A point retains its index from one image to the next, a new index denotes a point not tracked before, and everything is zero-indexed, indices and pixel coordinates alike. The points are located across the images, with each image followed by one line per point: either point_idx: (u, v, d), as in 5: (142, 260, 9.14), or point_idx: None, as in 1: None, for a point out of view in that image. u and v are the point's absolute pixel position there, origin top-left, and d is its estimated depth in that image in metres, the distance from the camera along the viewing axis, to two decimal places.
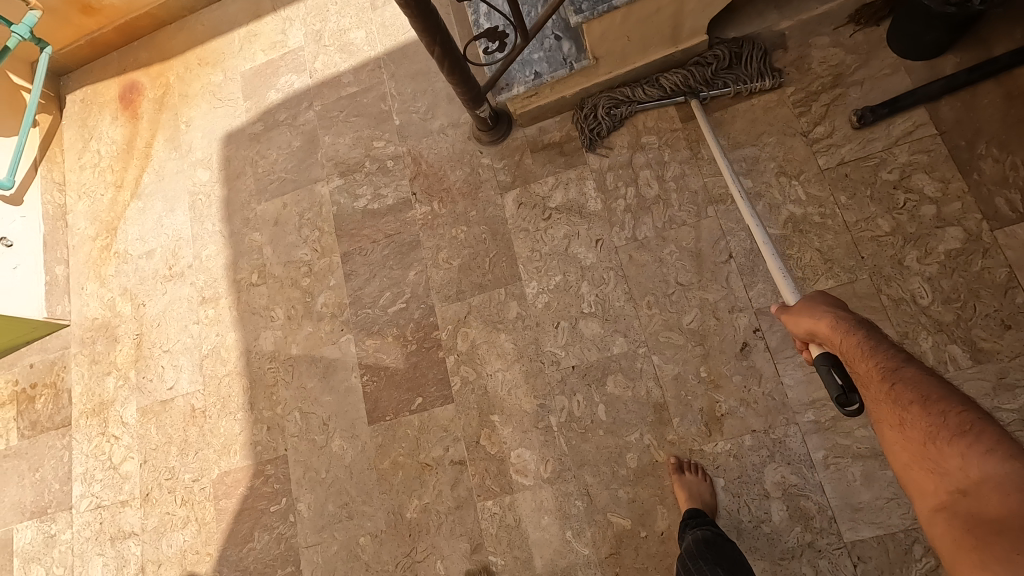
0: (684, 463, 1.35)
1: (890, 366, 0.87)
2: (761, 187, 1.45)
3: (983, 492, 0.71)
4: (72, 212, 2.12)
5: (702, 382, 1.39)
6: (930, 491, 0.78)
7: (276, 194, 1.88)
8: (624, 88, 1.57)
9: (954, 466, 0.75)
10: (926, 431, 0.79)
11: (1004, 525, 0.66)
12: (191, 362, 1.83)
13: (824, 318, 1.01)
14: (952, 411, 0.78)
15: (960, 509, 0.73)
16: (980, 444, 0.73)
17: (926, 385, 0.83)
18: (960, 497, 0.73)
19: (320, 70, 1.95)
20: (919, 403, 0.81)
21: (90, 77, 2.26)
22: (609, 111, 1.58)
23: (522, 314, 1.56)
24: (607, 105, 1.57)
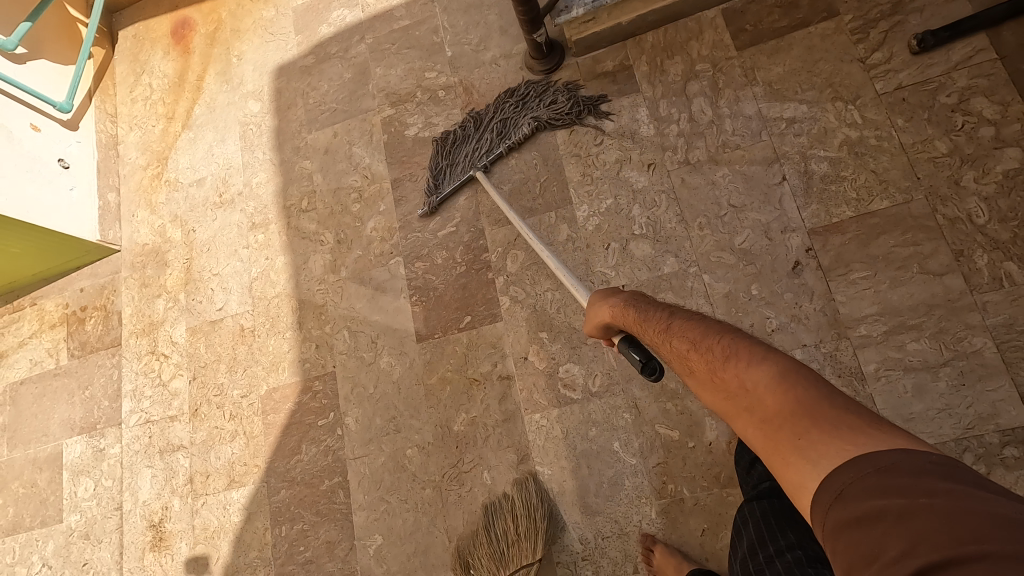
0: None
1: (666, 321, 0.91)
2: (816, 112, 1.47)
3: (763, 400, 0.73)
4: (123, 142, 2.17)
5: (753, 299, 1.40)
6: (729, 422, 0.78)
7: (327, 123, 1.92)
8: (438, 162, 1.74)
9: (735, 388, 0.76)
10: (709, 366, 0.80)
11: (795, 421, 0.69)
12: (240, 284, 1.87)
13: (613, 307, 1.04)
14: (717, 338, 0.82)
15: (756, 424, 0.73)
16: (745, 358, 0.76)
17: (694, 329, 0.85)
18: (750, 416, 0.74)
19: (372, 5, 1.99)
20: (692, 344, 0.84)
21: (143, 14, 2.30)
22: (437, 184, 1.72)
23: (572, 236, 1.58)
24: (433, 181, 1.72)
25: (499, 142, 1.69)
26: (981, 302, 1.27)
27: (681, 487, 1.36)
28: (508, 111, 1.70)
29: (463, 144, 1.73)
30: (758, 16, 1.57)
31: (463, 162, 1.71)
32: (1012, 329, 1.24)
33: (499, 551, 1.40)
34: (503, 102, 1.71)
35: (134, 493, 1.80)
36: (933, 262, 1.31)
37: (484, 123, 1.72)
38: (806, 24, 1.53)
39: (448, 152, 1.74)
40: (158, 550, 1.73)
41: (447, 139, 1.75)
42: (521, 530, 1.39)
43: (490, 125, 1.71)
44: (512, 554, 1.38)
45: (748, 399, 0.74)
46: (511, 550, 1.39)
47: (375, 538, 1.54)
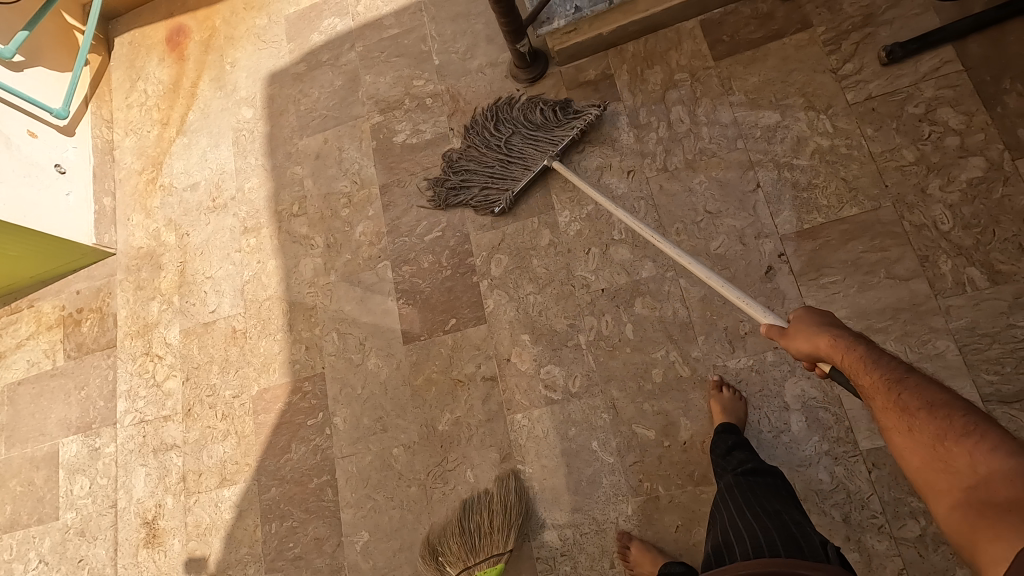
0: (724, 382, 1.40)
1: (882, 367, 0.86)
2: (789, 121, 1.51)
3: (993, 484, 0.67)
4: (119, 147, 2.21)
5: (727, 303, 1.45)
6: (936, 496, 0.74)
7: (318, 130, 1.96)
8: (474, 182, 1.70)
9: (962, 465, 0.72)
10: (933, 434, 0.76)
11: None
12: (232, 287, 1.91)
13: (815, 336, 0.99)
14: (956, 409, 0.76)
15: (973, 504, 0.69)
16: (982, 439, 0.71)
17: (925, 390, 0.80)
18: (969, 495, 0.70)
19: (362, 14, 2.03)
20: (919, 404, 0.79)
21: (139, 21, 2.35)
22: (493, 195, 1.67)
23: (554, 240, 1.62)
24: (489, 196, 1.68)
25: (524, 151, 1.66)
26: (944, 307, 1.31)
27: (657, 485, 1.40)
28: (512, 123, 1.68)
29: (477, 166, 1.70)
30: (735, 27, 1.62)
31: (502, 169, 1.68)
32: (974, 332, 1.28)
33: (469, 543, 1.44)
34: (499, 117, 1.71)
35: (129, 490, 1.84)
36: (899, 268, 1.36)
37: (490, 141, 1.69)
38: (781, 35, 1.57)
39: (458, 182, 1.72)
40: (151, 546, 1.77)
41: (455, 168, 1.73)
42: (496, 525, 1.42)
43: (494, 142, 1.69)
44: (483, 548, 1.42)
45: (976, 479, 0.69)
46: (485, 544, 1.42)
47: (361, 534, 1.59)
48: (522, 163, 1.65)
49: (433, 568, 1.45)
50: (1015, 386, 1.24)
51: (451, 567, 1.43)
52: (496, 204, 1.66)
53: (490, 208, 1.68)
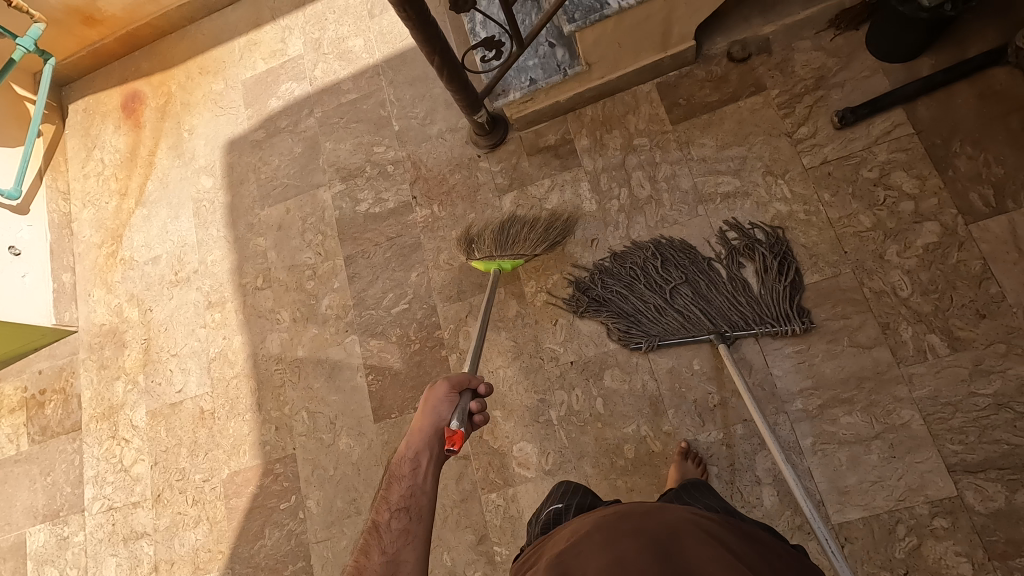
0: (689, 451, 1.39)
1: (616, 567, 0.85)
2: (748, 186, 1.52)
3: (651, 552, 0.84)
4: (76, 219, 2.16)
5: (695, 374, 1.45)
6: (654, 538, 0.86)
7: (279, 199, 1.93)
8: (614, 308, 1.53)
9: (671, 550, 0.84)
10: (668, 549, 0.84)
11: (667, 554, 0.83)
12: (198, 365, 1.88)
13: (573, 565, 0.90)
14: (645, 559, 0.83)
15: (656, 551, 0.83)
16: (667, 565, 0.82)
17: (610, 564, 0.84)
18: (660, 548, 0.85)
19: (320, 78, 2.00)
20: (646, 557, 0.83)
21: (94, 86, 2.29)
22: (631, 329, 1.50)
23: (521, 312, 1.61)
24: (625, 328, 1.51)
25: (687, 308, 1.47)
26: (907, 375, 1.32)
27: None
28: (687, 272, 1.49)
29: (629, 295, 1.52)
30: (690, 90, 1.62)
31: (648, 308, 1.50)
32: (937, 401, 1.29)
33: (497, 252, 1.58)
34: (674, 258, 1.51)
35: None
36: (861, 335, 1.37)
37: (655, 278, 1.51)
38: (735, 99, 1.58)
39: (599, 296, 1.54)
40: None
41: (605, 280, 1.55)
42: (533, 237, 1.57)
43: (659, 281, 1.51)
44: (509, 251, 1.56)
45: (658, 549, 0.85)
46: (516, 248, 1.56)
47: None
48: (680, 322, 1.47)
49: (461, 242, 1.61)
50: (979, 456, 1.25)
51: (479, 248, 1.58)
52: (632, 343, 1.49)
53: (621, 338, 1.51)
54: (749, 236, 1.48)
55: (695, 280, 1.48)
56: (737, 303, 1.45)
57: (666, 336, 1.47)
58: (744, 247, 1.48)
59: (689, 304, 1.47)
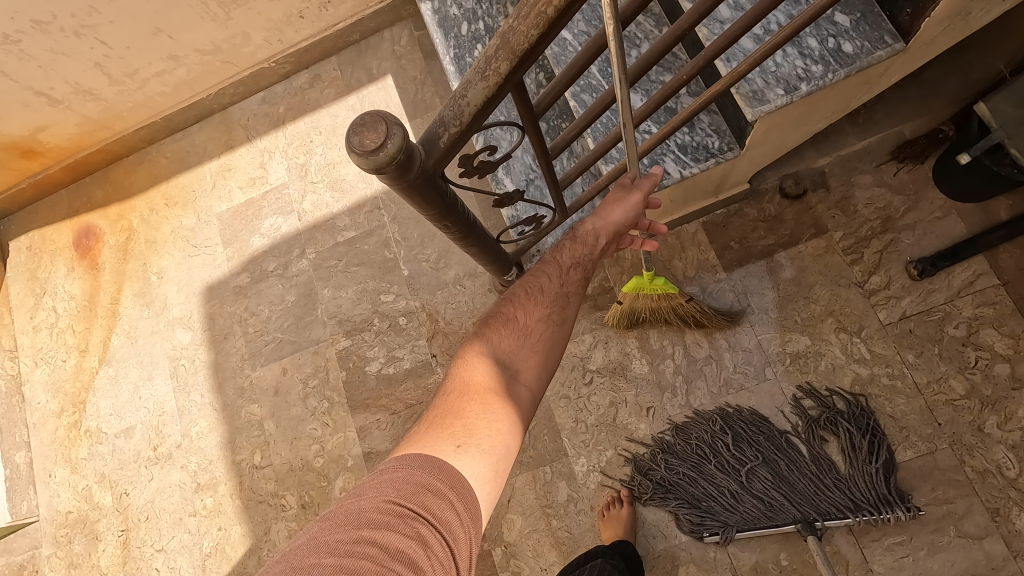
0: None
1: None
2: (820, 345, 1.36)
3: None
4: (28, 382, 1.85)
5: (784, 571, 1.28)
6: None
7: (273, 357, 1.68)
8: (681, 495, 1.35)
9: None
10: None
11: None
12: (190, 563, 1.61)
13: None
14: None
15: None
16: None
17: None
18: None
19: (310, 212, 1.76)
20: None
21: (37, 221, 1.97)
22: (705, 519, 1.32)
23: (573, 495, 1.42)
24: (698, 519, 1.32)
25: (767, 493, 1.30)
26: None
27: None
28: (763, 450, 1.33)
29: (698, 478, 1.34)
30: (742, 231, 1.46)
31: (723, 494, 1.32)
32: None
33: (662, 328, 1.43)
34: (744, 433, 1.35)
35: None
36: (970, 524, 1.22)
37: (727, 458, 1.34)
38: (795, 242, 1.42)
39: (664, 480, 1.36)
40: None
41: (668, 461, 1.37)
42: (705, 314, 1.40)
43: (732, 461, 1.34)
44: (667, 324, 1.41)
45: None
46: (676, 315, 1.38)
47: None
48: (758, 508, 1.30)
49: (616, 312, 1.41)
50: None
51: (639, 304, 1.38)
52: (706, 534, 1.31)
53: (693, 529, 1.32)
54: (827, 406, 1.32)
55: (772, 460, 1.32)
56: (824, 487, 1.28)
57: (744, 526, 1.29)
58: (821, 420, 1.32)
59: (770, 489, 1.30)
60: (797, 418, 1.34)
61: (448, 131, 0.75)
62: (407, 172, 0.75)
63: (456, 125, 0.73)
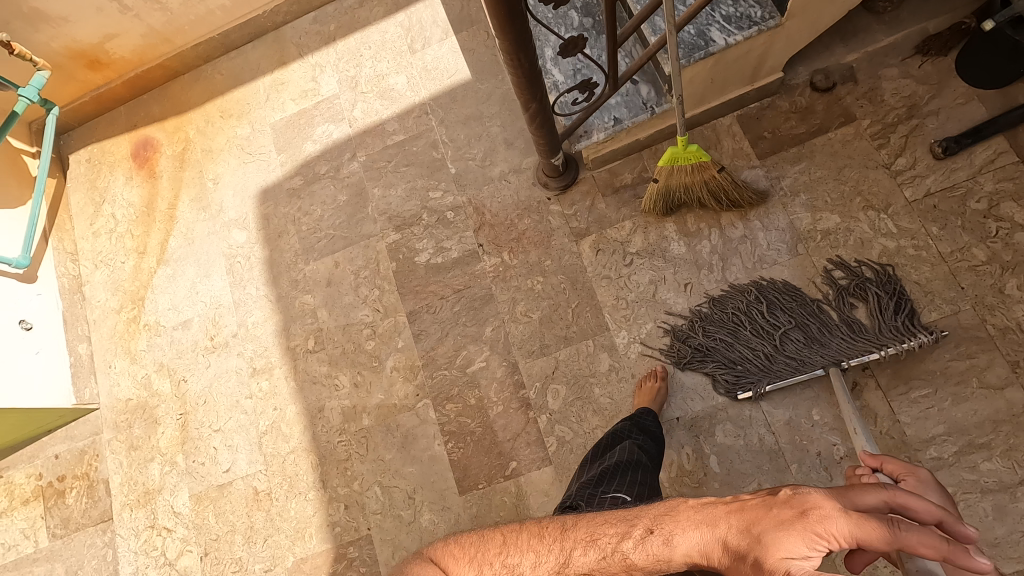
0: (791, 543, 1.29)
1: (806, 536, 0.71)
2: (849, 222, 1.45)
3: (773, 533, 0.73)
4: (88, 283, 1.94)
5: (816, 425, 1.37)
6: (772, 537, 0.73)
7: (326, 252, 1.78)
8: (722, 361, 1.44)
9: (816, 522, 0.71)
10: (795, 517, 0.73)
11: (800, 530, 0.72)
12: (247, 441, 1.70)
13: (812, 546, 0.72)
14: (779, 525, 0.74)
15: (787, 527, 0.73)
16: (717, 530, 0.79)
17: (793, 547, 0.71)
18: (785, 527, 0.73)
19: (360, 119, 1.85)
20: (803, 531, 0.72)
21: (95, 134, 2.07)
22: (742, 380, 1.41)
23: (615, 365, 1.51)
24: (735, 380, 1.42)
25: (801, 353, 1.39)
26: None
27: None
28: (796, 315, 1.42)
29: (735, 343, 1.44)
30: (774, 122, 1.55)
31: (759, 357, 1.41)
32: None
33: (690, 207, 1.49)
34: (779, 301, 1.44)
35: None
36: (991, 375, 1.31)
37: (762, 324, 1.43)
38: (824, 130, 1.52)
39: (702, 346, 1.46)
40: None
41: (706, 328, 1.47)
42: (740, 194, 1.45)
43: (767, 327, 1.43)
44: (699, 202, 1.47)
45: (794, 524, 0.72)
46: (710, 192, 1.43)
47: None
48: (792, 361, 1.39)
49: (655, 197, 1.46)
50: None
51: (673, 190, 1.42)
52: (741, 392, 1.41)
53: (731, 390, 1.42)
54: (857, 275, 1.42)
55: (805, 324, 1.41)
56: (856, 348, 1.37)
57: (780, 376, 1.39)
58: (851, 286, 1.41)
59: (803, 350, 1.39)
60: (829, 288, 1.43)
61: None
62: None
63: None
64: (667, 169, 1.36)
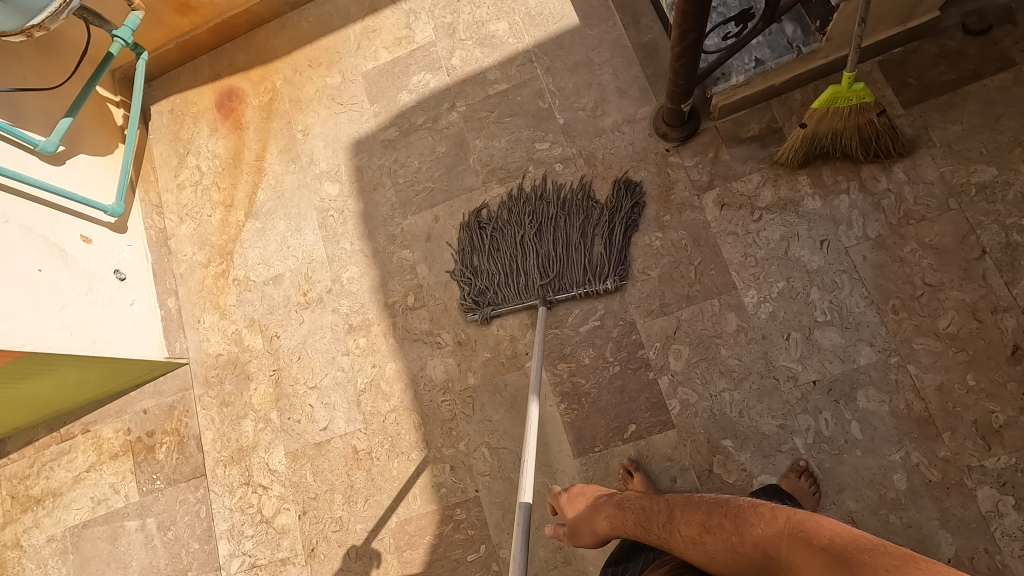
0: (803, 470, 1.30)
1: None
2: (1008, 175, 1.34)
3: None
4: (174, 236, 1.89)
5: (971, 391, 1.28)
6: None
7: (425, 206, 1.71)
8: (868, 327, 1.36)
9: None
10: None
11: None
12: (345, 399, 1.65)
13: None
14: None
15: None
16: None
17: None
18: None
19: (459, 67, 1.77)
20: None
21: (179, 84, 2.01)
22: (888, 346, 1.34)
23: (743, 325, 1.43)
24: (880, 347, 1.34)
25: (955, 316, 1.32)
26: None
27: None
28: (947, 277, 1.34)
29: (879, 305, 1.36)
30: (921, 68, 1.44)
31: (907, 320, 1.34)
32: None
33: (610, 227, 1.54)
34: (930, 264, 1.35)
35: None
36: None
37: (908, 287, 1.35)
38: (980, 76, 1.40)
39: (840, 306, 1.38)
40: None
41: (844, 290, 1.38)
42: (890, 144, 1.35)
43: (915, 289, 1.35)
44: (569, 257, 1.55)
45: None
46: (860, 139, 1.34)
47: None
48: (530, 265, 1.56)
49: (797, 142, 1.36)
50: None
51: (820, 132, 1.33)
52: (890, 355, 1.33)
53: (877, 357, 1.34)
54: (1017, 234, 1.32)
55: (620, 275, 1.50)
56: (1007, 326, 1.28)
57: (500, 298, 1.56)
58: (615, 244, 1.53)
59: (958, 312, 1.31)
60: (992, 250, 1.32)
61: None
62: None
63: None
64: (820, 112, 1.27)
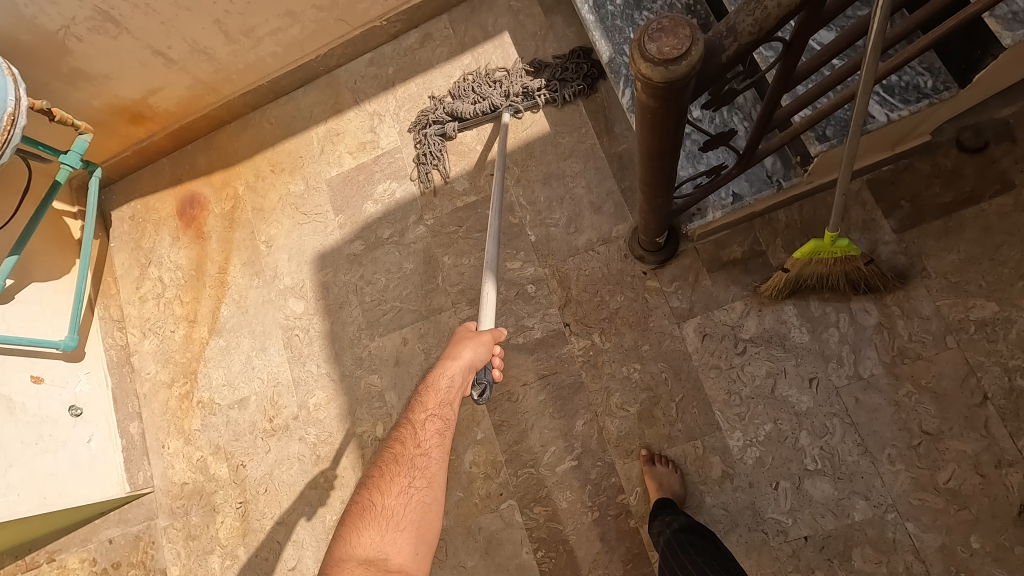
0: (654, 455, 1.36)
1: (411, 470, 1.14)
2: (1010, 311, 1.24)
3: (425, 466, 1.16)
4: (136, 353, 1.82)
5: (976, 554, 1.18)
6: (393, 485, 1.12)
7: (393, 327, 1.62)
8: (862, 479, 1.26)
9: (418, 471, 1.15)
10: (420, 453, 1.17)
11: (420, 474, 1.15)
12: (314, 536, 1.57)
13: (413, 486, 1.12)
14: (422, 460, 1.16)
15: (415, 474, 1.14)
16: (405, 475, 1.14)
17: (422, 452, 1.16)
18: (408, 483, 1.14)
19: (425, 176, 1.68)
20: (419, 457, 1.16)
21: (139, 189, 1.94)
22: (886, 501, 1.24)
23: (729, 471, 1.33)
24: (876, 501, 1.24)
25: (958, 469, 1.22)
26: None
27: None
28: (947, 424, 1.24)
29: (876, 455, 1.26)
30: (913, 187, 1.34)
31: (905, 470, 1.24)
32: None
33: (572, 61, 1.62)
34: (928, 408, 1.25)
35: None
36: None
37: (905, 435, 1.25)
38: (976, 199, 1.30)
39: (832, 452, 1.29)
40: None
41: (837, 436, 1.29)
42: (880, 281, 1.26)
43: (914, 437, 1.25)
44: (527, 80, 1.62)
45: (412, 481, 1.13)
46: (848, 279, 1.25)
47: None
48: (488, 93, 1.65)
49: (781, 281, 1.28)
50: None
51: (805, 274, 1.24)
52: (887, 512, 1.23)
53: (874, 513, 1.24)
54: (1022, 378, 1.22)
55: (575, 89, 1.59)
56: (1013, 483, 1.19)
57: (461, 114, 1.65)
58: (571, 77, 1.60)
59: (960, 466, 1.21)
60: (994, 395, 1.22)
61: (736, 43, 0.68)
62: (688, 92, 0.69)
63: (751, 33, 0.67)
64: (803, 261, 1.18)
